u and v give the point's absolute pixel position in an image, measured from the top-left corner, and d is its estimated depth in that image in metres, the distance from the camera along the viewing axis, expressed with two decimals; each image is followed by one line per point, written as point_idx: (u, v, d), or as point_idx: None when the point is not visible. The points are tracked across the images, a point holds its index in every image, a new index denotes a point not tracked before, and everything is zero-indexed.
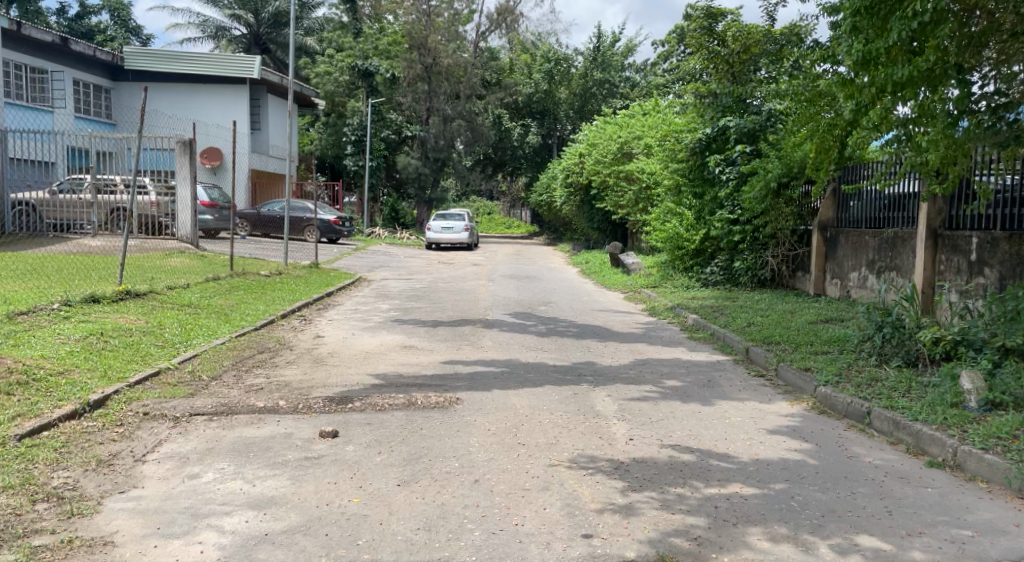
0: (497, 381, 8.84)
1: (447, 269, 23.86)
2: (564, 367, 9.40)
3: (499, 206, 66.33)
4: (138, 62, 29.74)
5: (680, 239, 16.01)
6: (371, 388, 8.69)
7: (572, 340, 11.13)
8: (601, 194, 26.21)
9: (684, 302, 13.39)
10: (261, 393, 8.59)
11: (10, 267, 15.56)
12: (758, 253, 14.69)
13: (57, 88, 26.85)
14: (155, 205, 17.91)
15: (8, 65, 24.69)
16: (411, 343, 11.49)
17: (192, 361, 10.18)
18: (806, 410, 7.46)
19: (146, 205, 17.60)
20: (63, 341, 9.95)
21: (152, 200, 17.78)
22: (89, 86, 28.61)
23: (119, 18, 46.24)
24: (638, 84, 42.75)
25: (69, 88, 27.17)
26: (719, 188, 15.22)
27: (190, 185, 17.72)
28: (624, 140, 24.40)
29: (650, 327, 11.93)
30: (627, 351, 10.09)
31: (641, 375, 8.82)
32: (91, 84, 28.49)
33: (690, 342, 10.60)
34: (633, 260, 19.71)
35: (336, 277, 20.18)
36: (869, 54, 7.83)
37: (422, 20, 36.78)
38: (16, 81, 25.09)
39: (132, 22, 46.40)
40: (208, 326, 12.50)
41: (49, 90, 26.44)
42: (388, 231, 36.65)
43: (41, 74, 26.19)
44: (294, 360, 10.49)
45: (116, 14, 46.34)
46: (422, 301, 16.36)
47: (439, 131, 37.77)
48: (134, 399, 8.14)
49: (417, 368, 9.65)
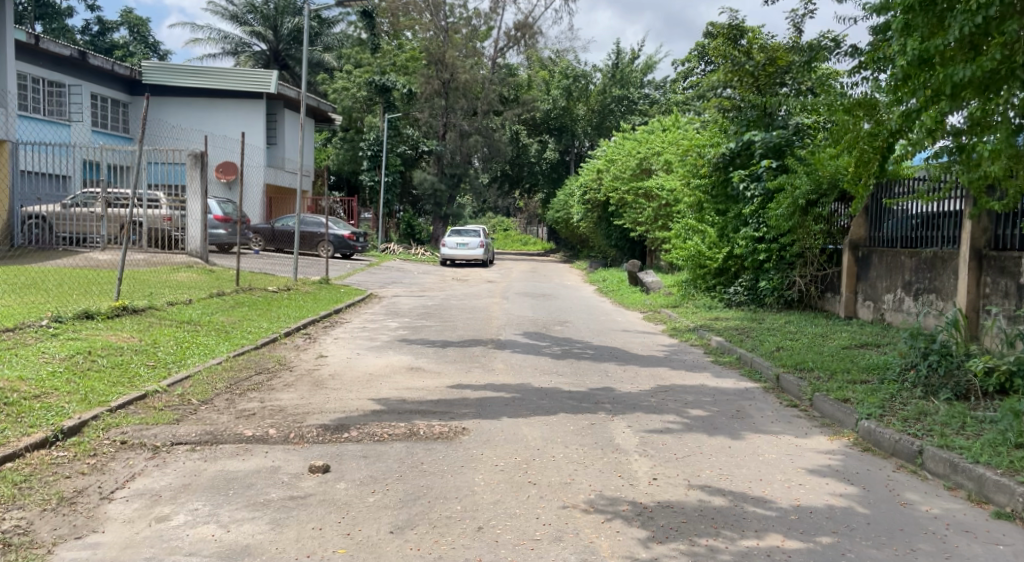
0: (507, 408, 8.15)
1: (461, 286, 23.23)
2: (579, 393, 8.69)
3: (516, 221, 65.87)
4: (154, 76, 29.48)
5: (701, 257, 15.26)
6: (370, 415, 8.01)
7: (589, 362, 10.43)
8: (619, 212, 25.54)
9: (706, 323, 12.71)
10: (252, 420, 7.96)
11: (9, 281, 15.10)
12: (785, 272, 13.87)
13: (73, 102, 26.52)
14: (167, 219, 17.54)
15: (25, 79, 24.44)
16: (418, 365, 10.83)
17: (183, 383, 9.60)
18: (849, 447, 6.72)
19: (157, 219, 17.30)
20: (46, 361, 9.42)
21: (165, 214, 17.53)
22: (106, 100, 28.30)
23: (138, 35, 46.06)
24: (657, 101, 42.12)
25: (86, 101, 26.86)
26: (743, 205, 14.49)
27: (203, 200, 17.23)
28: (643, 156, 23.69)
29: (672, 350, 11.21)
30: (648, 376, 9.37)
31: (663, 402, 8.10)
32: (109, 98, 28.26)
33: (716, 366, 9.87)
34: (653, 279, 19.07)
35: (346, 293, 19.59)
36: (925, 53, 7.23)
37: (440, 36, 36.51)
38: (33, 95, 24.76)
39: (152, 38, 46.37)
40: (206, 344, 11.90)
41: (65, 104, 26.10)
42: (403, 246, 36.08)
43: (58, 88, 25.89)
44: (292, 382, 9.84)
45: (135, 30, 46.16)
46: (433, 319, 15.70)
47: (456, 146, 37.51)
48: (113, 426, 7.55)
49: (421, 393, 8.99)
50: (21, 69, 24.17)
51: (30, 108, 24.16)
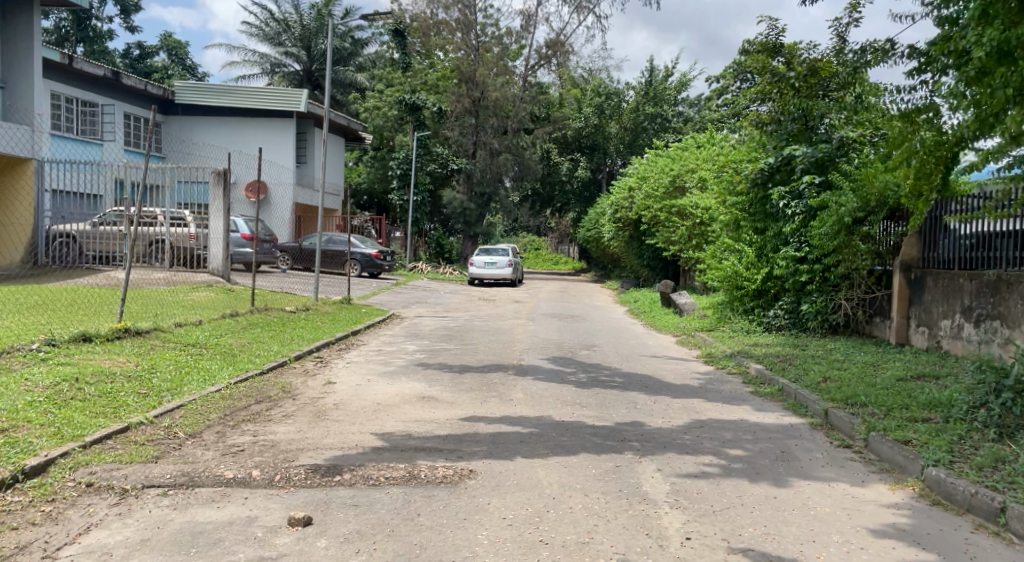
0: (522, 446, 7.26)
1: (487, 307, 22.39)
2: (603, 428, 7.76)
3: (547, 241, 65.04)
4: (187, 96, 29.11)
5: (738, 278, 14.18)
6: (369, 454, 7.17)
7: (616, 393, 9.49)
8: (651, 231, 24.54)
9: (744, 349, 11.75)
10: (238, 458, 7.15)
11: (13, 300, 14.58)
12: (830, 295, 12.79)
13: (106, 121, 26.23)
14: (193, 237, 16.73)
15: (58, 99, 24.17)
16: (431, 393, 9.95)
17: (174, 413, 8.86)
18: (915, 499, 5.76)
19: (184, 236, 16.56)
20: (28, 391, 8.78)
21: (190, 232, 16.68)
22: (139, 119, 28.00)
23: (177, 57, 46.01)
24: (692, 119, 41.17)
25: (119, 121, 26.66)
26: (783, 223, 13.52)
27: (225, 217, 16.51)
28: (677, 173, 22.79)
29: (709, 379, 10.23)
30: (681, 410, 8.41)
31: (698, 441, 7.14)
32: (143, 118, 28.17)
33: (757, 399, 8.85)
34: (687, 299, 18.06)
35: (366, 314, 18.80)
36: (1007, 44, 6.45)
37: (471, 55, 35.78)
38: (65, 114, 24.53)
39: (189, 61, 46.33)
40: (208, 369, 11.15)
41: (98, 123, 25.76)
42: (431, 265, 35.32)
43: (91, 107, 25.58)
44: (293, 413, 9.03)
45: (174, 53, 46.14)
46: (453, 343, 14.85)
47: (486, 165, 36.54)
48: (83, 465, 6.82)
49: (429, 427, 8.13)
50: (54, 89, 23.93)
51: (62, 127, 23.92)
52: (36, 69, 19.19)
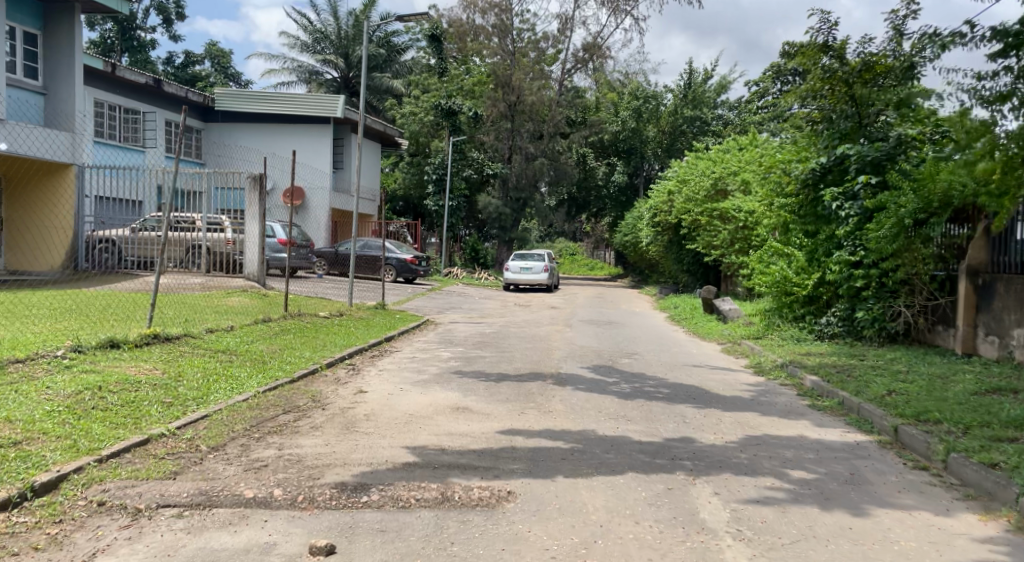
0: (564, 464, 6.72)
1: (524, 313, 21.87)
2: (651, 445, 7.18)
3: (583, 247, 64.12)
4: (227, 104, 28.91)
5: (787, 283, 13.47)
6: (400, 471, 6.69)
7: (663, 405, 8.92)
8: (692, 235, 23.83)
9: (796, 359, 11.09)
10: (261, 474, 6.72)
11: (44, 305, 14.32)
12: (887, 301, 12.05)
13: (147, 128, 26.15)
14: (231, 242, 16.44)
15: (99, 107, 24.15)
16: (466, 404, 9.44)
17: (199, 424, 8.45)
18: (1010, 533, 5.15)
19: (221, 242, 16.25)
20: (48, 399, 8.46)
21: (227, 237, 16.38)
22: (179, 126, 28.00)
23: (219, 66, 46.15)
24: (732, 122, 40.29)
25: (160, 128, 26.54)
26: (836, 226, 12.84)
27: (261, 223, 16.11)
28: (719, 175, 22.14)
29: (761, 391, 9.62)
30: (735, 425, 7.81)
31: (757, 460, 6.55)
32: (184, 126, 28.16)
33: (816, 413, 8.23)
34: (731, 306, 17.34)
35: (400, 319, 18.36)
36: None
37: (507, 60, 35.32)
38: (108, 121, 24.52)
39: (231, 69, 46.35)
40: (237, 376, 10.74)
41: (140, 130, 25.68)
42: (466, 271, 34.87)
43: (133, 115, 25.52)
44: (321, 424, 8.58)
45: (216, 62, 46.28)
46: (489, 350, 14.35)
47: (522, 169, 36.24)
48: (97, 481, 6.42)
49: (464, 441, 7.62)
50: (97, 96, 23.93)
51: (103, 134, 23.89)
52: (78, 76, 18.87)
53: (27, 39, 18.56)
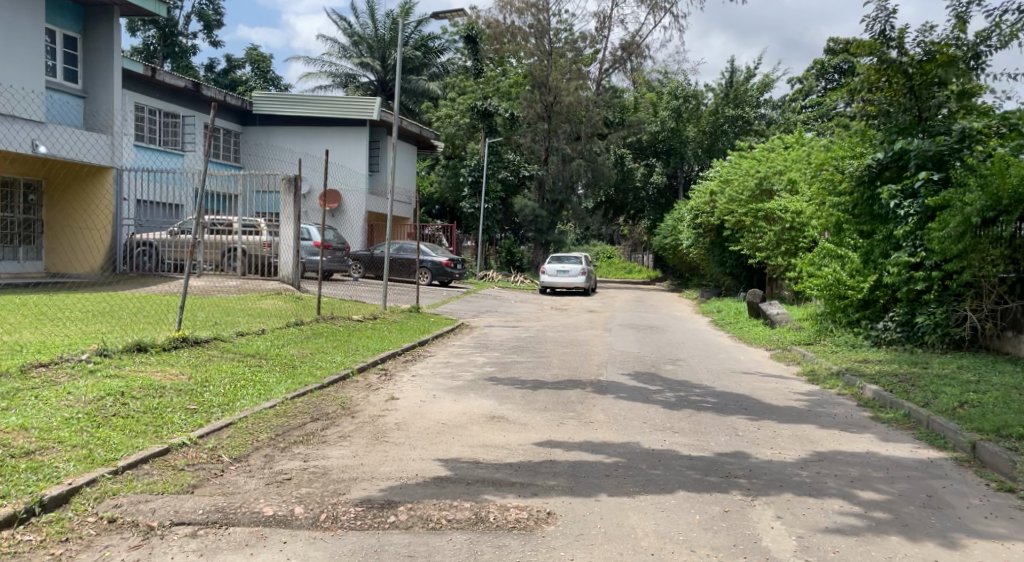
0: (609, 479, 6.20)
1: (561, 316, 21.32)
2: (701, 460, 6.61)
3: (620, 250, 63.35)
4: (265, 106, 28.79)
5: (840, 286, 12.83)
6: (431, 486, 6.23)
7: (713, 416, 8.36)
8: (735, 237, 23.09)
9: (853, 366, 10.47)
10: (283, 489, 6.29)
11: (76, 307, 14.10)
12: (951, 306, 11.40)
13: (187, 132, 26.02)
14: (267, 245, 16.04)
15: (140, 110, 24.04)
16: (501, 413, 8.94)
17: (222, 432, 8.05)
18: None
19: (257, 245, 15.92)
20: (68, 405, 8.13)
21: (265, 241, 16.01)
22: (218, 130, 27.96)
23: (260, 71, 46.13)
24: (775, 121, 39.33)
25: (200, 131, 26.39)
26: (895, 225, 12.18)
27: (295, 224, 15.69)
28: (764, 174, 21.49)
29: (817, 400, 9.02)
30: (792, 439, 7.25)
31: (822, 478, 6.01)
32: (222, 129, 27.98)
33: (881, 427, 7.63)
34: (778, 310, 16.62)
35: (435, 323, 17.91)
36: None
37: (544, 60, 34.87)
38: (149, 125, 24.44)
39: (271, 73, 46.36)
40: (266, 382, 10.34)
41: (179, 134, 25.56)
42: (502, 274, 34.40)
43: (173, 118, 25.41)
44: (349, 433, 8.14)
45: (258, 67, 46.39)
46: (525, 355, 13.85)
47: (559, 171, 35.58)
48: (110, 495, 6.03)
49: (501, 453, 7.14)
50: (138, 100, 23.85)
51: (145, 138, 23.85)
52: (116, 80, 18.57)
53: (67, 43, 18.33)
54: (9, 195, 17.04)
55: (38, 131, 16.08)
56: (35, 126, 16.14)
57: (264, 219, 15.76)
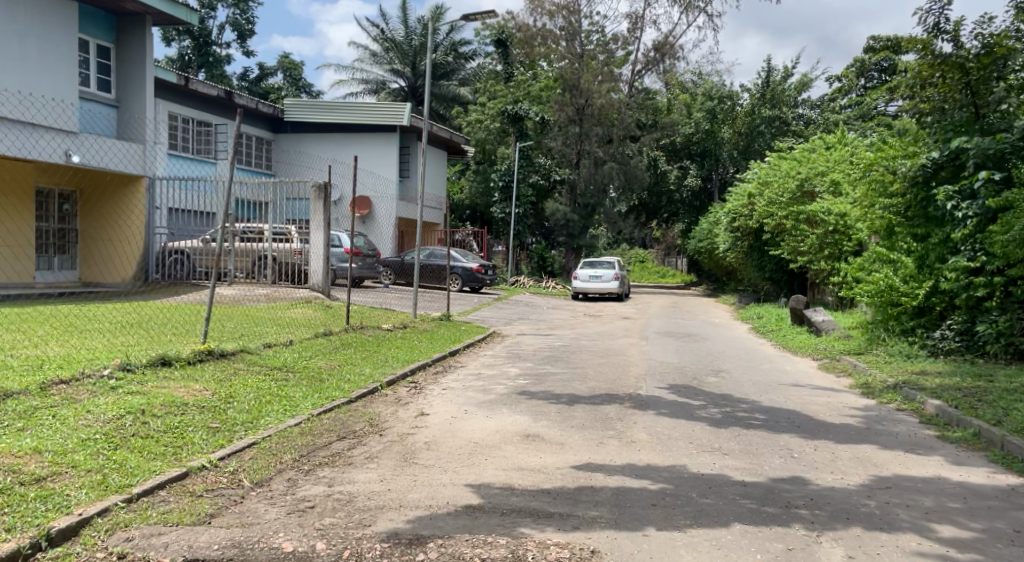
0: (657, 510, 5.71)
1: (595, 324, 20.78)
2: (756, 487, 6.09)
3: (653, 253, 62.44)
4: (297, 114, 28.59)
5: (892, 292, 12.23)
6: (463, 516, 5.80)
7: (764, 434, 7.85)
8: (775, 240, 22.42)
9: (911, 380, 9.87)
10: (305, 520, 5.89)
11: (105, 318, 13.85)
12: (1015, 314, 10.91)
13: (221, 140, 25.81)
14: (297, 253, 15.63)
15: (174, 119, 23.92)
16: (536, 431, 8.46)
17: (244, 454, 7.65)
18: None
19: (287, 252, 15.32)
20: (86, 425, 7.77)
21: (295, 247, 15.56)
22: (251, 137, 27.87)
23: (292, 78, 46.03)
24: (813, 121, 38.49)
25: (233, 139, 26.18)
26: (953, 227, 11.57)
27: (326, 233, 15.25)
28: (805, 176, 20.85)
29: (875, 416, 8.48)
30: (854, 462, 6.73)
31: (892, 509, 5.55)
32: (253, 136, 27.84)
33: (949, 448, 7.13)
34: (824, 316, 15.98)
35: (466, 332, 17.45)
36: None
37: (575, 63, 34.46)
38: (183, 135, 24.35)
39: (303, 81, 46.20)
40: (291, 397, 9.92)
41: (213, 142, 25.40)
42: (534, 279, 33.90)
43: (206, 127, 25.25)
44: (376, 454, 7.70)
45: (290, 75, 46.30)
46: (559, 366, 13.35)
47: (590, 175, 35.06)
48: (122, 527, 5.72)
49: (538, 478, 6.68)
50: (172, 110, 23.75)
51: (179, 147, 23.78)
52: (148, 89, 18.35)
53: (100, 53, 18.13)
54: (44, 204, 17.23)
55: (71, 141, 15.90)
56: (69, 137, 15.95)
57: (294, 227, 15.49)
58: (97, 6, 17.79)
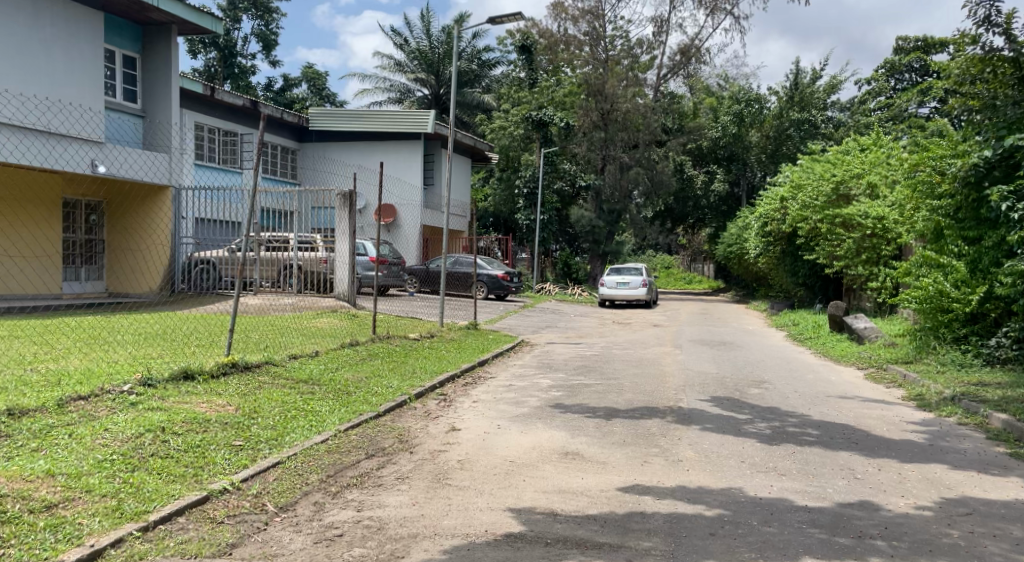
0: (716, 540, 5.28)
1: (625, 332, 20.25)
2: (823, 513, 5.62)
3: (679, 259, 61.53)
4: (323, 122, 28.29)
5: (943, 299, 11.96)
6: (504, 547, 5.37)
7: (821, 451, 7.35)
8: (809, 244, 21.81)
9: (969, 391, 9.32)
10: (332, 551, 5.50)
11: (128, 329, 13.52)
12: None
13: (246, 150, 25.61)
14: (324, 261, 15.25)
15: (199, 130, 23.74)
16: (575, 448, 7.99)
17: (269, 475, 7.24)
18: None
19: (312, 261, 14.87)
20: (102, 445, 7.38)
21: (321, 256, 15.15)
22: (276, 147, 27.71)
23: (315, 88, 45.90)
24: (843, 123, 37.72)
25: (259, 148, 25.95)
26: (1008, 229, 10.86)
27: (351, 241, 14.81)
28: (841, 179, 20.13)
29: (937, 432, 7.96)
30: (925, 483, 6.23)
31: (975, 541, 5.11)
32: (278, 145, 27.60)
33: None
34: (866, 323, 15.38)
35: (494, 341, 16.97)
36: None
37: (600, 68, 33.99)
38: (208, 145, 24.16)
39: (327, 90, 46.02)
40: (318, 412, 9.49)
41: (239, 152, 25.21)
42: (560, 286, 33.40)
43: (232, 136, 25.06)
44: (407, 475, 7.25)
45: (313, 84, 46.16)
46: (593, 377, 12.87)
47: (616, 181, 34.55)
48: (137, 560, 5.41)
49: (582, 501, 6.23)
50: (198, 120, 23.56)
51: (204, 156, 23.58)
52: (174, 97, 18.11)
53: (126, 63, 17.92)
54: (71, 214, 17.08)
55: (98, 151, 15.52)
56: (94, 147, 15.59)
57: (320, 235, 15.10)
58: (122, 16, 17.56)
